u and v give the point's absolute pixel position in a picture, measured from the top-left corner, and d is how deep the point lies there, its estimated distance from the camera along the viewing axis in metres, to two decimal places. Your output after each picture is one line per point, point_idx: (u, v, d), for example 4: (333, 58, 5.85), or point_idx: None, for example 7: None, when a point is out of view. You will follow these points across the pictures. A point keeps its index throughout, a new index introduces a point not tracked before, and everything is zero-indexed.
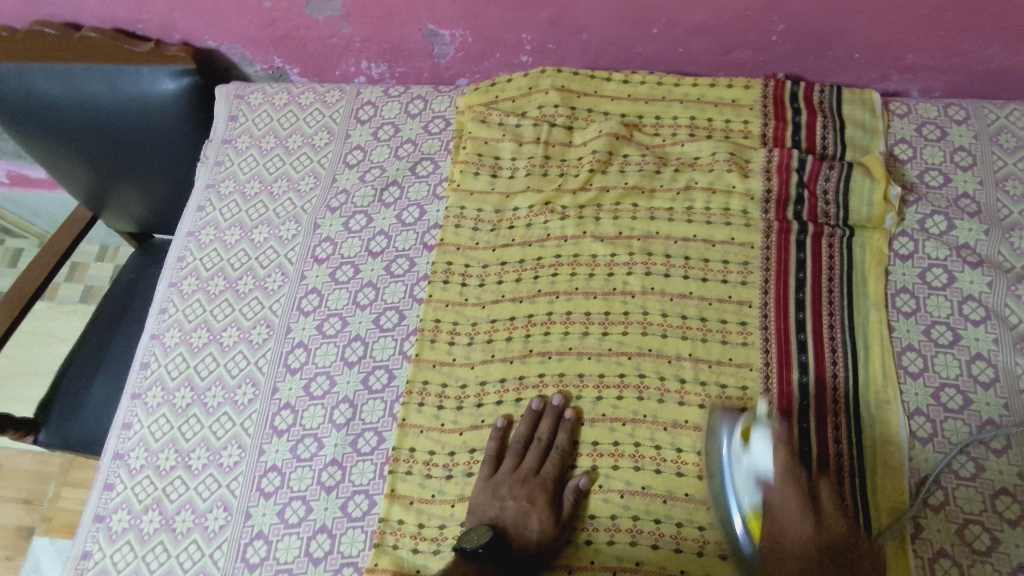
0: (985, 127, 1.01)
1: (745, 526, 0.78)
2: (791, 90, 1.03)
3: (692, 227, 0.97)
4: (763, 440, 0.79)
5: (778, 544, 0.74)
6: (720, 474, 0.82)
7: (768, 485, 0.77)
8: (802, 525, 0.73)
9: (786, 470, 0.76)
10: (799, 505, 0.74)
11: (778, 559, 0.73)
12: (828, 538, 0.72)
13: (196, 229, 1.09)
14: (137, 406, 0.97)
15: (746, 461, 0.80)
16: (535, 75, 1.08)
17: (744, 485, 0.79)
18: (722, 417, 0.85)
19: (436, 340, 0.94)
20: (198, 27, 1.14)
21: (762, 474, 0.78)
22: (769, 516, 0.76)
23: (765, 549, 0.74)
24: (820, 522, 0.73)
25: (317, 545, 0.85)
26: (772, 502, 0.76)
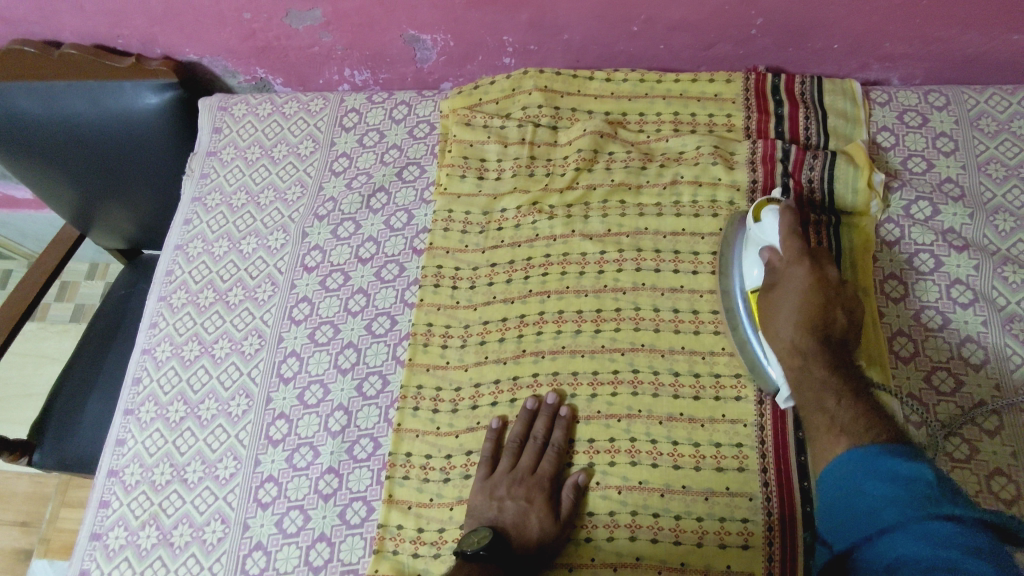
0: (965, 112, 1.02)
1: (747, 303, 0.87)
2: (772, 82, 1.04)
3: (680, 221, 0.97)
4: (772, 215, 0.87)
5: (776, 300, 0.81)
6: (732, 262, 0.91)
7: (772, 254, 0.84)
8: (801, 277, 0.80)
9: (790, 232, 0.83)
10: (799, 261, 0.81)
11: (775, 315, 0.80)
12: (821, 287, 0.79)
13: (184, 243, 1.09)
14: (130, 422, 0.97)
15: (756, 237, 0.88)
16: (517, 77, 1.08)
17: (751, 261, 0.88)
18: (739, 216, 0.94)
19: (429, 344, 0.94)
20: (179, 41, 1.14)
21: (767, 244, 0.86)
22: (768, 280, 0.84)
23: (762, 312, 0.83)
24: (818, 274, 0.80)
25: (316, 554, 0.85)
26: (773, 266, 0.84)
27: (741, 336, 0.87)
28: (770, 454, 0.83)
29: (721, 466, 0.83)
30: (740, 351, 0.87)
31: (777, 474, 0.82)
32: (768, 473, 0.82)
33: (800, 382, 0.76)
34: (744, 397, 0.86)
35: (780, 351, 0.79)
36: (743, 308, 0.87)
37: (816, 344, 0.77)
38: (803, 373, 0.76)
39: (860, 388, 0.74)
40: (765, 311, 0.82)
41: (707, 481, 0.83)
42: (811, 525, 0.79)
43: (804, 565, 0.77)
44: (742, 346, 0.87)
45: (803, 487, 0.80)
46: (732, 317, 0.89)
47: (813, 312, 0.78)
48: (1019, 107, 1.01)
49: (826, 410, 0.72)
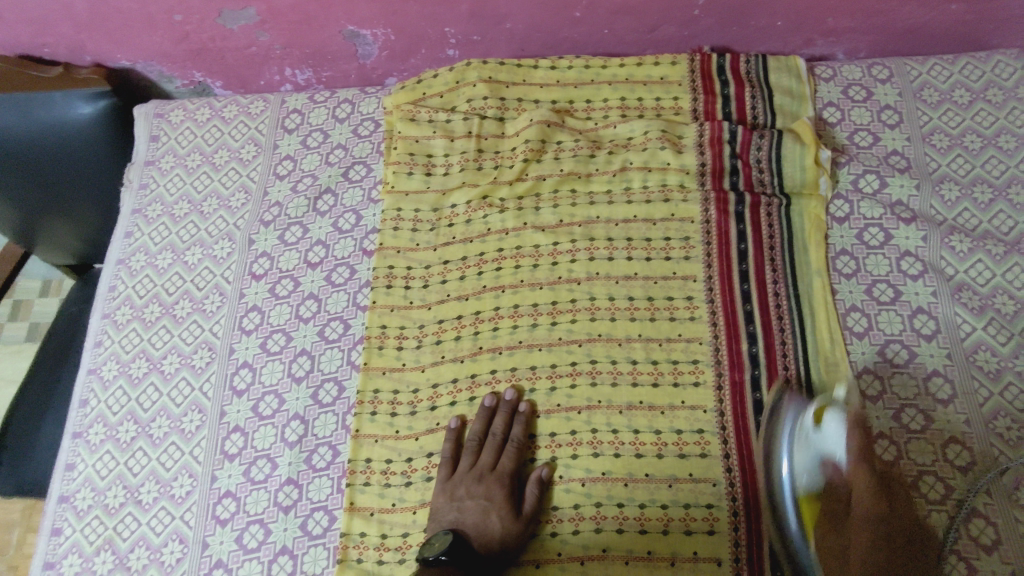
0: (908, 84, 1.02)
1: (796, 507, 0.75)
2: (717, 62, 1.03)
3: (632, 207, 0.97)
4: (838, 428, 0.74)
5: (846, 532, 0.71)
6: (777, 457, 0.78)
7: (836, 469, 0.73)
8: (869, 519, 0.70)
9: (860, 457, 0.71)
10: (869, 494, 0.70)
11: (838, 552, 0.70)
12: (889, 528, 0.70)
13: (126, 257, 1.06)
14: (80, 446, 0.94)
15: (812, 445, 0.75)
16: (460, 68, 1.06)
17: (807, 466, 0.75)
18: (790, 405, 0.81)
19: (384, 347, 0.92)
20: (109, 47, 1.10)
21: (828, 458, 0.74)
22: (831, 505, 0.73)
23: (825, 539, 0.71)
24: (887, 507, 0.70)
25: (279, 567, 0.83)
26: (837, 486, 0.73)
27: (789, 547, 0.75)
28: (731, 437, 0.83)
29: (683, 453, 0.83)
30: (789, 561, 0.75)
31: (739, 457, 0.82)
32: (730, 457, 0.82)
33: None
34: (703, 381, 0.86)
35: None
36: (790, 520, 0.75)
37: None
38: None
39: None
40: (825, 539, 0.71)
41: (670, 468, 0.83)
42: None
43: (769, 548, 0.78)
44: (792, 555, 0.75)
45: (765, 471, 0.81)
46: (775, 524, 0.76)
47: (882, 558, 0.68)
48: (960, 76, 1.02)
49: None
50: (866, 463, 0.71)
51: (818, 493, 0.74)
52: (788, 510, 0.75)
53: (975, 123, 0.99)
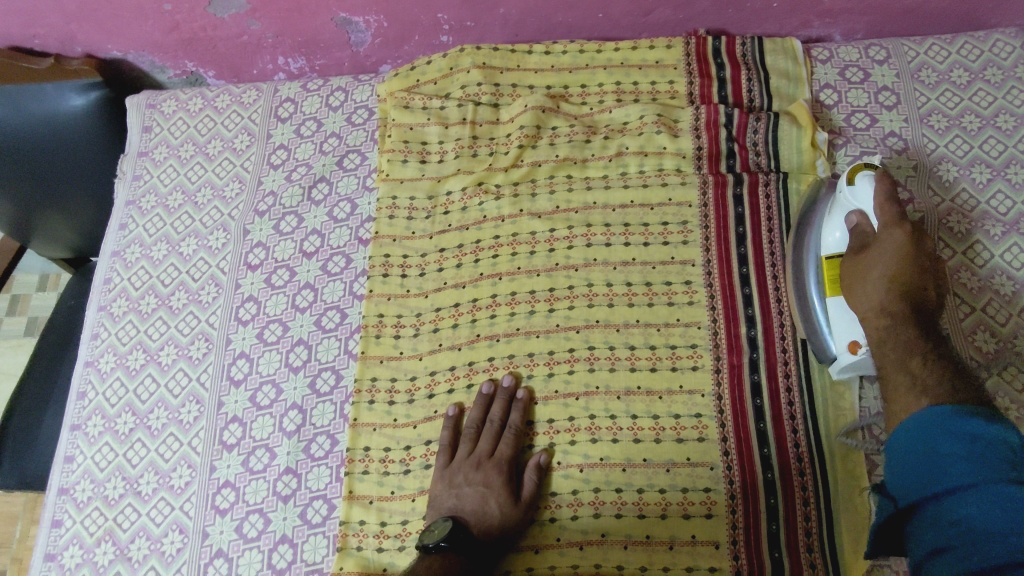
0: (906, 65, 1.01)
1: (820, 268, 0.84)
2: (713, 45, 1.02)
3: (629, 192, 0.96)
4: (868, 181, 0.79)
5: (866, 262, 0.76)
6: (808, 232, 0.87)
7: (861, 216, 0.79)
8: (898, 241, 0.74)
9: (887, 199, 0.76)
10: (897, 227, 0.75)
11: (860, 281, 0.76)
12: (915, 253, 0.74)
13: (121, 249, 1.05)
14: (78, 438, 0.94)
15: (845, 202, 0.82)
16: (454, 55, 1.05)
17: (837, 224, 0.82)
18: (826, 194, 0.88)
19: (381, 335, 0.92)
20: (100, 38, 1.09)
21: (856, 210, 0.80)
22: (854, 248, 0.79)
23: (849, 277, 0.77)
24: (914, 237, 0.75)
25: (280, 556, 0.83)
26: (864, 230, 0.79)
27: (811, 303, 0.84)
28: (729, 421, 0.83)
29: (681, 437, 0.83)
30: (805, 318, 0.85)
31: (737, 442, 0.82)
32: (728, 442, 0.82)
33: (885, 346, 0.72)
34: (701, 366, 0.86)
35: (865, 311, 0.75)
36: (813, 274, 0.84)
37: (898, 306, 0.73)
38: (893, 332, 0.72)
39: (945, 350, 0.70)
40: (850, 275, 0.77)
41: (668, 453, 0.83)
42: (772, 490, 0.80)
43: (768, 531, 0.79)
44: (809, 311, 0.84)
45: (763, 455, 0.81)
46: (800, 284, 0.86)
47: (903, 276, 0.73)
48: (958, 56, 1.01)
49: (911, 372, 0.68)
50: (894, 202, 0.76)
51: (844, 251, 0.82)
52: (811, 273, 0.85)
53: (974, 103, 0.98)
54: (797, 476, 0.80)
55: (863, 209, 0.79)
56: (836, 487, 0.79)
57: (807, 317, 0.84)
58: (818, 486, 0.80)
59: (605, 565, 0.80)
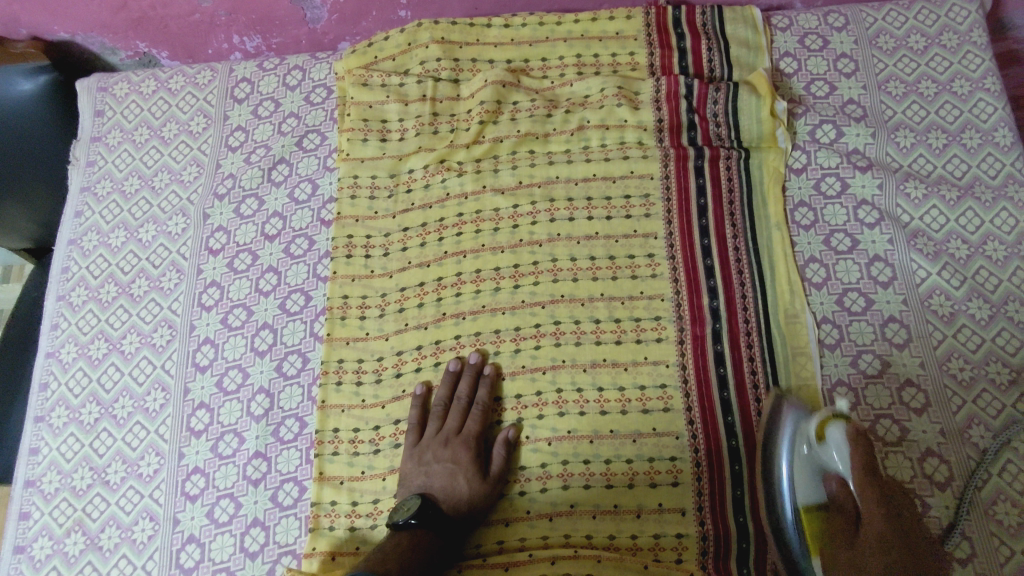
0: (864, 31, 1.02)
1: (800, 528, 0.74)
2: (673, 15, 1.01)
3: (591, 166, 0.96)
4: (840, 439, 0.73)
5: (853, 540, 0.71)
6: (778, 472, 0.77)
7: (840, 483, 0.74)
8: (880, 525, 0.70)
9: (866, 471, 0.71)
10: (880, 510, 0.70)
11: (844, 564, 0.70)
12: (903, 536, 0.69)
13: (77, 237, 1.03)
14: (42, 430, 0.93)
15: (815, 457, 0.76)
16: (412, 30, 1.03)
17: (807, 482, 0.75)
18: (786, 414, 0.79)
19: (347, 317, 0.92)
20: (45, 19, 1.06)
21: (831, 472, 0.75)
22: (837, 520, 0.73)
23: (832, 551, 0.71)
24: (899, 518, 0.70)
25: (252, 539, 0.84)
26: (843, 499, 0.73)
27: (794, 565, 0.74)
28: (693, 390, 0.85)
29: (647, 408, 0.85)
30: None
31: (701, 411, 0.84)
32: (692, 410, 0.84)
33: None
34: (665, 337, 0.87)
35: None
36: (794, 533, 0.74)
37: None
38: None
39: None
40: (834, 548, 0.71)
41: (634, 423, 0.84)
42: (736, 457, 0.82)
43: (732, 496, 0.80)
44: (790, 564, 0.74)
45: (727, 422, 0.83)
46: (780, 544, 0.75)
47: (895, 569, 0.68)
48: (915, 21, 1.01)
49: None
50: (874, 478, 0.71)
51: (820, 508, 0.74)
52: (789, 526, 0.75)
53: (930, 69, 0.99)
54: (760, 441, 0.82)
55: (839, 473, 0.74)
56: None
57: None
58: None
59: (574, 535, 0.81)
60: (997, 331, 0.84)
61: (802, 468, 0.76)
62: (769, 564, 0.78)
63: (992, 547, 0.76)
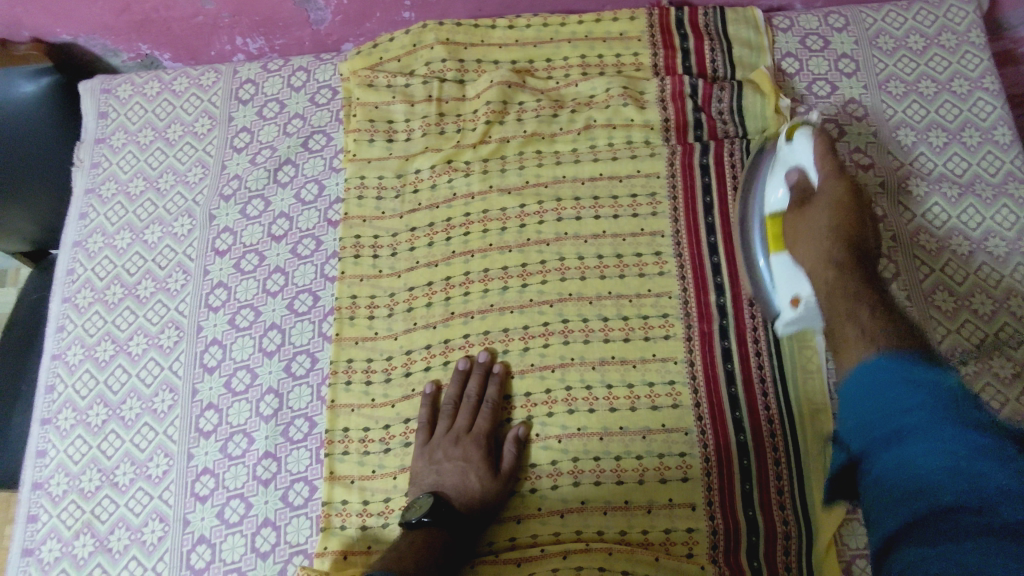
0: (864, 32, 1.03)
1: (764, 226, 0.87)
2: (676, 16, 1.02)
3: (598, 165, 0.97)
4: (806, 140, 0.85)
5: (812, 214, 0.81)
6: (754, 190, 0.90)
7: (801, 172, 0.85)
8: (835, 192, 0.81)
9: (828, 158, 0.83)
10: (839, 192, 0.81)
11: (805, 228, 0.81)
12: (853, 203, 0.81)
13: (82, 239, 1.03)
14: (49, 432, 0.92)
15: (783, 159, 0.87)
16: (417, 31, 1.04)
17: (776, 187, 0.87)
18: (763, 149, 0.92)
19: (355, 317, 0.92)
20: (47, 21, 1.06)
21: (795, 171, 0.85)
22: (799, 203, 0.83)
23: (791, 239, 0.82)
24: (853, 190, 0.82)
25: (263, 539, 0.84)
26: (803, 187, 0.84)
27: (761, 264, 0.86)
28: (701, 387, 0.85)
29: (655, 405, 0.85)
30: (752, 278, 0.87)
31: (710, 407, 0.84)
32: (701, 407, 0.85)
33: (832, 293, 0.75)
34: (673, 334, 0.88)
35: (809, 260, 0.80)
36: (761, 232, 0.87)
37: (841, 264, 0.76)
38: (839, 275, 0.76)
39: (883, 293, 0.74)
40: (793, 225, 0.82)
41: (644, 420, 0.85)
42: (745, 452, 0.82)
43: (742, 491, 0.81)
44: (755, 270, 0.87)
45: (735, 418, 0.84)
46: (748, 248, 0.88)
47: (844, 226, 0.79)
48: (914, 23, 1.03)
49: (856, 316, 0.71)
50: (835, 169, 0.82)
51: (784, 208, 0.85)
52: (757, 228, 0.88)
53: (929, 69, 1.00)
54: (768, 435, 0.83)
55: (800, 171, 0.85)
56: (806, 445, 0.82)
57: (755, 275, 0.87)
58: (787, 445, 0.82)
59: (586, 531, 0.81)
60: (999, 326, 0.85)
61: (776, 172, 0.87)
62: (779, 557, 0.79)
63: None
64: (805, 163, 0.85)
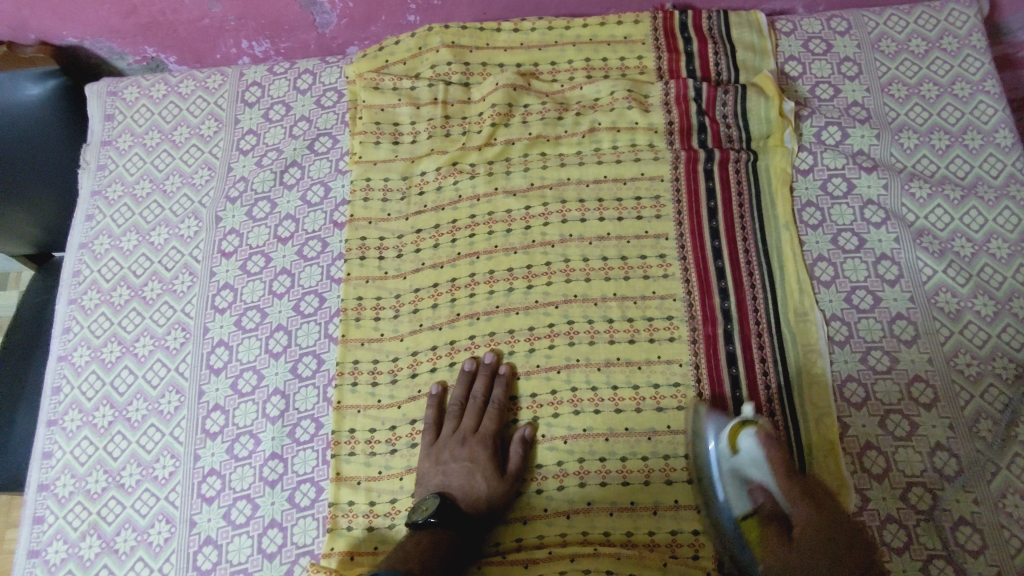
0: (866, 35, 1.04)
1: (742, 535, 0.78)
2: (680, 20, 1.03)
3: (602, 168, 0.97)
4: (754, 445, 0.79)
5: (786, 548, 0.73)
6: (712, 490, 0.81)
7: (764, 491, 0.80)
8: (801, 514, 0.74)
9: (783, 469, 0.77)
10: (805, 503, 0.74)
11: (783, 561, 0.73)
12: (827, 521, 0.73)
13: (88, 241, 1.03)
14: (55, 433, 0.92)
15: (735, 467, 0.81)
16: (422, 34, 1.04)
17: (738, 499, 0.80)
18: (708, 417, 0.83)
19: (361, 318, 0.92)
20: (54, 23, 1.06)
21: (755, 481, 0.81)
22: (769, 521, 0.77)
23: (770, 554, 0.74)
24: (823, 507, 0.74)
25: (269, 540, 0.84)
26: (770, 504, 0.79)
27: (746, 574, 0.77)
28: (706, 389, 0.86)
29: (661, 406, 0.85)
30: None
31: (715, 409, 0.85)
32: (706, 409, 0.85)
33: None
34: (678, 336, 0.88)
35: None
36: (737, 543, 0.78)
37: None
38: None
39: None
40: (769, 550, 0.75)
41: (650, 421, 0.85)
42: None
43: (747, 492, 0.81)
44: None
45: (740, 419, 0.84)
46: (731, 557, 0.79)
47: (825, 558, 0.71)
48: (916, 26, 1.04)
49: None
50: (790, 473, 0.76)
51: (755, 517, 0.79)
52: (731, 538, 0.79)
53: (931, 71, 1.01)
54: None
55: (761, 478, 0.80)
56: (811, 446, 0.82)
57: None
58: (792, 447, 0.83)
59: (592, 532, 0.82)
60: (1002, 327, 0.86)
61: (731, 483, 0.81)
62: None
63: (1002, 537, 0.77)
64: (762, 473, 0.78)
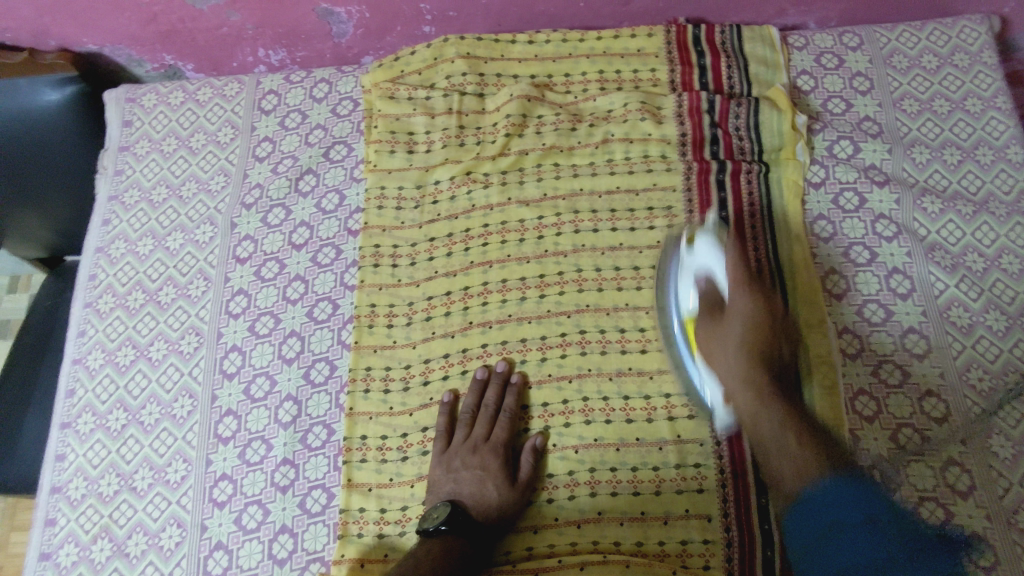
0: (878, 51, 1.05)
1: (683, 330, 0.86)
2: (693, 34, 1.04)
3: (615, 178, 0.98)
4: (709, 245, 0.86)
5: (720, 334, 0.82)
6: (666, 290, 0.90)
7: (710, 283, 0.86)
8: (743, 304, 0.82)
9: (734, 262, 0.84)
10: (746, 292, 0.82)
11: (721, 344, 0.81)
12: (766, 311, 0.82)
13: (104, 245, 1.04)
14: (68, 436, 0.93)
15: (689, 265, 0.88)
16: (438, 45, 1.06)
17: (687, 292, 0.87)
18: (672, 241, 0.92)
19: (374, 325, 0.93)
20: (74, 30, 1.07)
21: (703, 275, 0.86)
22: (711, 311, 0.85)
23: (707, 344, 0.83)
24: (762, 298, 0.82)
25: (280, 546, 0.84)
26: (713, 295, 0.85)
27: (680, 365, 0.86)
28: None
29: (672, 416, 0.86)
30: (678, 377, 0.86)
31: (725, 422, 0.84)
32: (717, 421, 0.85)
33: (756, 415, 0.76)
34: None
35: (730, 385, 0.80)
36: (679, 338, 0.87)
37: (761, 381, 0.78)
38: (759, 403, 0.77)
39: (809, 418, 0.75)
40: (708, 340, 0.83)
41: (661, 431, 0.85)
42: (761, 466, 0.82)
43: (757, 505, 0.81)
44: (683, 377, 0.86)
45: None
46: (670, 347, 0.88)
47: (756, 342, 0.80)
48: (928, 42, 1.04)
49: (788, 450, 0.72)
50: (743, 268, 0.83)
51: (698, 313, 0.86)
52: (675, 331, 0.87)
53: (943, 87, 1.01)
54: None
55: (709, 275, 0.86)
56: None
57: (685, 379, 0.86)
58: None
59: (603, 541, 0.81)
60: (1014, 342, 0.86)
61: (683, 279, 0.88)
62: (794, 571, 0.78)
63: (1016, 556, 0.77)
64: (710, 270, 0.86)
